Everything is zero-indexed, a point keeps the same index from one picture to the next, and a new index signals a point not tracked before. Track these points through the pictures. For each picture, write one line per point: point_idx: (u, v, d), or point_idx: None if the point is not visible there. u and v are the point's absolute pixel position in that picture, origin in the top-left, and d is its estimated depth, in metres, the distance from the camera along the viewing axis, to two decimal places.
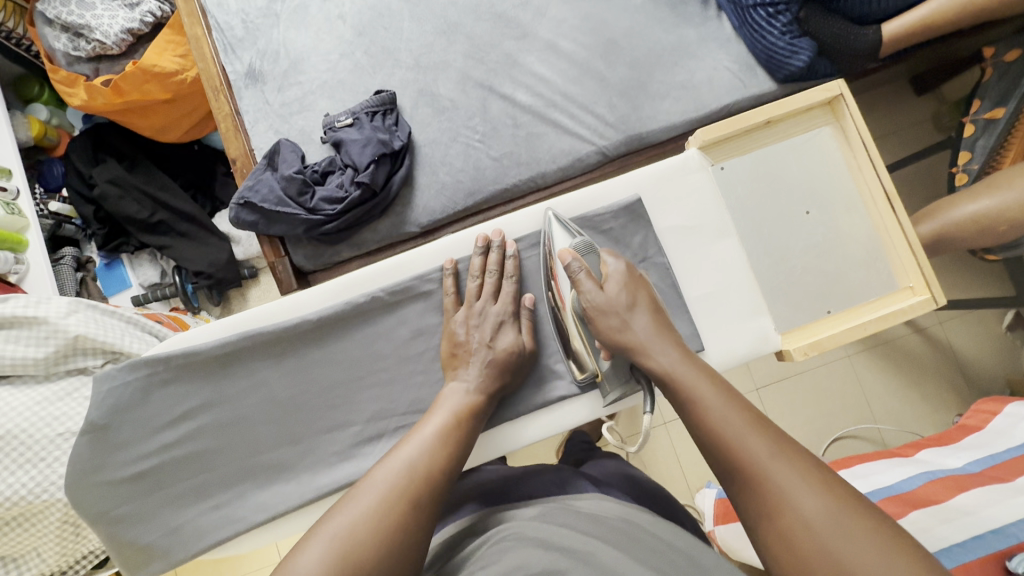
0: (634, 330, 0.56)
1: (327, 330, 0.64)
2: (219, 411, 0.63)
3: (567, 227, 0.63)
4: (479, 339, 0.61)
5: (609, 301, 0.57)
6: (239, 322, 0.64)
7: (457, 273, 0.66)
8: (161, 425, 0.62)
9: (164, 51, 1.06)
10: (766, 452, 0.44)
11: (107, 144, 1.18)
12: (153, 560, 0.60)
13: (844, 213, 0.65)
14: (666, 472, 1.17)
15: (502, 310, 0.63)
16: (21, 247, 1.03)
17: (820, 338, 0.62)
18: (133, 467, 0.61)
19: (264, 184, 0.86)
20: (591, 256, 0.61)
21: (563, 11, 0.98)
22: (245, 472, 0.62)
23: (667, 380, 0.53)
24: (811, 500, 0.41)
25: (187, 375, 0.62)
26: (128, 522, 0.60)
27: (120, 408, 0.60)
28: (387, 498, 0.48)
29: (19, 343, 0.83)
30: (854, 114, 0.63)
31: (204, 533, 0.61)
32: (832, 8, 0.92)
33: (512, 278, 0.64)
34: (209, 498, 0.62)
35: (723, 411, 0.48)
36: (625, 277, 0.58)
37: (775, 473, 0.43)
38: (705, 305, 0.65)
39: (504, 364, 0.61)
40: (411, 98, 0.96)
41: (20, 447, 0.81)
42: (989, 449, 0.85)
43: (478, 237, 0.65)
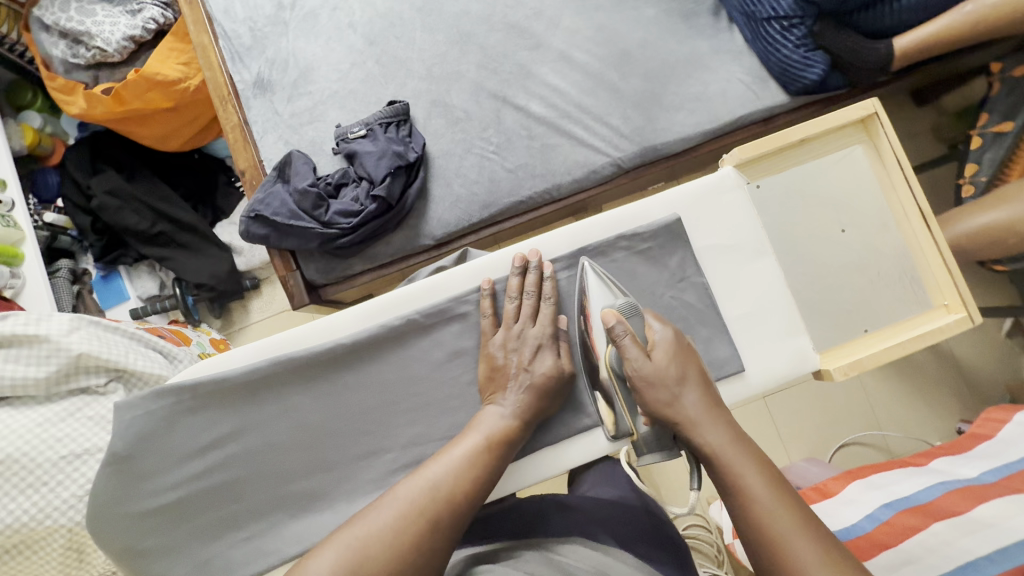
0: (685, 408, 0.54)
1: (358, 353, 0.62)
2: (249, 439, 0.60)
3: (607, 285, 0.62)
4: (517, 362, 0.60)
5: (657, 371, 0.55)
6: (271, 345, 0.63)
7: (494, 293, 0.64)
8: (188, 454, 0.59)
9: (167, 59, 1.03)
10: (774, 512, 0.48)
11: (105, 154, 1.15)
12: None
13: (879, 231, 0.65)
14: (677, 483, 1.17)
15: (541, 332, 0.61)
16: (16, 261, 1.00)
17: (858, 356, 0.61)
18: (160, 498, 0.59)
19: (276, 197, 0.85)
20: (636, 319, 0.59)
21: (576, 21, 0.98)
22: (278, 501, 0.60)
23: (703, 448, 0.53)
24: (816, 566, 0.45)
25: (214, 401, 0.60)
26: (155, 556, 0.58)
27: (145, 437, 0.58)
28: (407, 516, 0.48)
29: (20, 362, 0.81)
30: (889, 131, 0.63)
31: (235, 565, 0.59)
32: (845, 22, 0.92)
33: (550, 300, 0.63)
34: (241, 529, 0.60)
35: (756, 484, 0.50)
36: (674, 348, 0.56)
37: (801, 554, 0.45)
38: (744, 324, 0.64)
39: (543, 389, 0.59)
40: (424, 108, 0.94)
41: (22, 471, 0.78)
42: (1002, 459, 0.86)
43: (515, 257, 0.64)
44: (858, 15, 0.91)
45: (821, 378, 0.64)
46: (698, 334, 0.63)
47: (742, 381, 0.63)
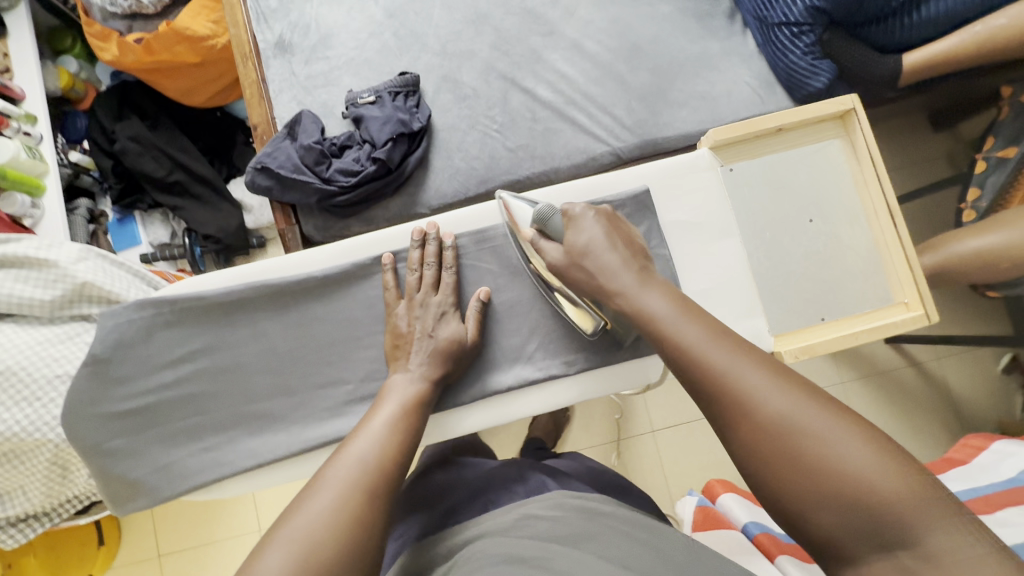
0: (596, 260, 0.56)
1: (331, 289, 0.66)
2: (219, 355, 0.64)
3: (526, 200, 0.65)
4: (420, 329, 0.62)
5: (574, 247, 0.58)
6: (247, 273, 0.65)
7: (395, 268, 0.66)
8: (161, 364, 0.63)
9: (198, 16, 1.08)
10: (728, 360, 0.44)
11: (130, 101, 1.20)
12: (139, 495, 0.61)
13: (846, 225, 0.67)
14: (648, 478, 1.21)
15: (443, 300, 0.64)
16: (38, 191, 1.05)
17: (811, 342, 0.63)
18: (130, 403, 0.62)
19: (283, 151, 0.88)
20: (556, 218, 0.61)
21: (591, 13, 1.00)
22: (239, 418, 0.63)
23: (629, 304, 0.52)
24: (782, 399, 0.41)
25: (190, 318, 0.63)
26: (118, 456, 0.61)
27: (124, 344, 0.62)
28: (345, 494, 0.47)
29: (28, 284, 0.85)
30: (865, 128, 0.65)
31: (191, 473, 0.62)
32: (855, 34, 0.92)
33: (452, 269, 0.65)
34: (201, 440, 0.63)
35: (681, 325, 0.48)
36: (595, 221, 0.59)
37: (741, 374, 0.43)
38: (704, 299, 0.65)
39: (446, 353, 0.61)
40: (435, 83, 0.97)
41: (18, 383, 0.82)
42: (973, 483, 0.86)
43: (414, 230, 0.66)
44: (870, 28, 0.91)
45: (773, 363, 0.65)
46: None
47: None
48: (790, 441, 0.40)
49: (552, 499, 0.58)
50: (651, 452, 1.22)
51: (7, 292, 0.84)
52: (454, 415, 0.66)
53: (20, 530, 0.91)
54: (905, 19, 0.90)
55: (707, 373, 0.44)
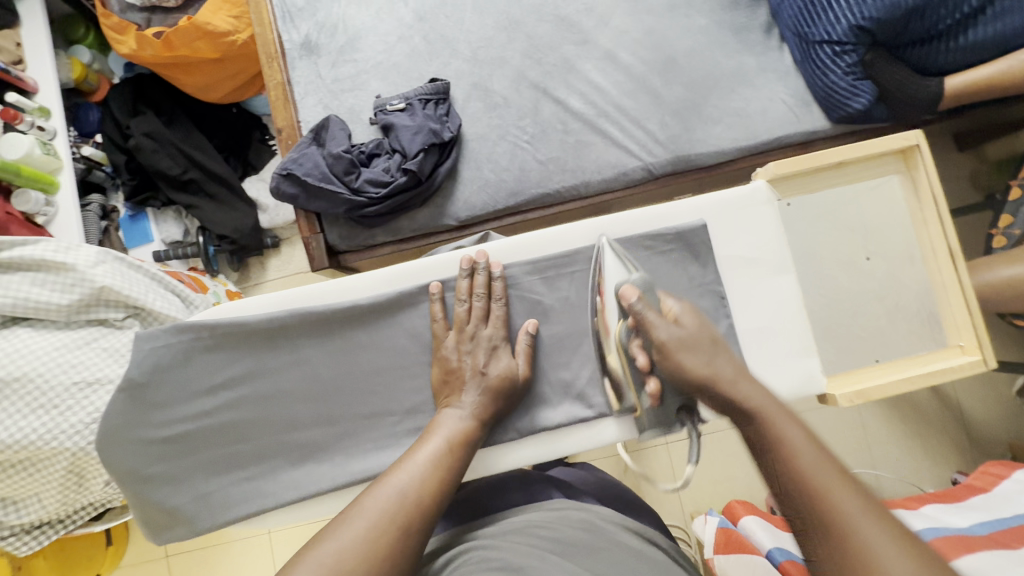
0: (718, 367, 0.53)
1: (374, 315, 0.64)
2: (259, 383, 0.62)
3: (621, 258, 0.64)
4: (471, 364, 0.60)
5: (692, 334, 0.55)
6: (287, 299, 0.64)
7: (443, 298, 0.64)
8: (200, 390, 0.61)
9: (220, 11, 1.04)
10: (853, 506, 0.42)
11: (147, 98, 1.16)
12: (178, 524, 0.60)
13: (902, 264, 0.67)
14: (662, 492, 1.21)
15: (493, 334, 0.62)
16: (52, 188, 1.02)
17: (865, 385, 0.62)
18: (169, 429, 0.61)
19: (309, 158, 0.86)
20: (651, 295, 0.59)
21: (626, 22, 0.98)
22: (279, 448, 0.62)
23: (753, 416, 0.50)
24: (905, 568, 0.38)
25: (230, 343, 0.62)
26: (157, 483, 0.60)
27: (162, 368, 0.60)
28: (377, 528, 0.46)
29: (44, 287, 0.83)
30: (929, 165, 0.63)
31: (232, 503, 0.61)
32: (897, 55, 0.90)
33: (501, 301, 0.63)
34: (240, 469, 0.61)
35: (812, 460, 0.45)
36: (691, 315, 0.58)
37: (873, 540, 0.40)
38: (757, 337, 0.64)
39: (498, 390, 0.60)
40: (465, 90, 0.95)
41: (36, 391, 0.80)
42: (996, 513, 0.86)
43: (462, 259, 0.64)
44: (913, 49, 0.89)
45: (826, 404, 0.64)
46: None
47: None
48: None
49: (559, 510, 0.57)
50: (667, 468, 1.22)
51: (23, 294, 0.82)
52: (506, 449, 0.65)
53: (34, 537, 0.89)
54: (950, 43, 0.88)
55: (832, 516, 0.42)
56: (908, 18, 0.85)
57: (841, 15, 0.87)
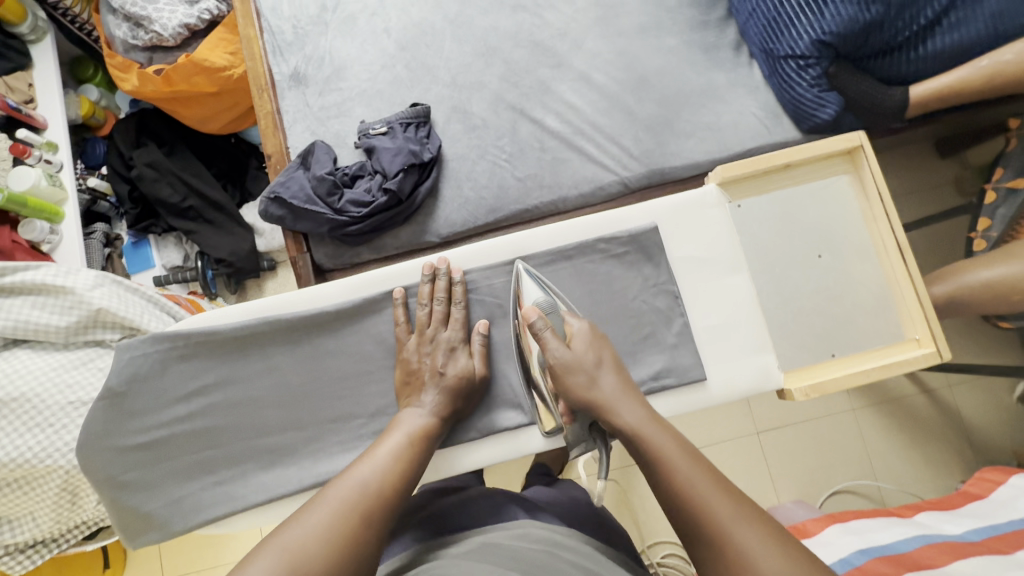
0: (601, 387, 0.58)
1: (342, 324, 0.67)
2: (231, 389, 0.65)
3: (539, 282, 0.67)
4: (431, 365, 0.64)
5: (576, 358, 0.59)
6: (258, 308, 0.67)
7: (406, 303, 0.68)
8: (176, 398, 0.65)
9: (217, 48, 1.10)
10: (726, 512, 0.48)
11: (149, 130, 1.23)
12: (151, 528, 0.62)
13: (855, 260, 0.68)
14: (658, 506, 1.20)
15: (453, 335, 0.66)
16: (57, 219, 1.07)
17: (820, 380, 0.64)
18: (144, 435, 0.64)
19: (296, 181, 0.90)
20: (555, 316, 0.64)
21: (599, 45, 1.02)
22: (252, 451, 0.65)
23: (631, 437, 0.56)
24: (771, 562, 0.45)
25: (204, 352, 0.65)
26: (132, 489, 0.62)
27: (139, 377, 0.63)
28: (341, 514, 0.49)
29: (44, 309, 0.87)
30: (872, 164, 0.66)
31: (204, 507, 0.63)
32: (861, 67, 0.93)
33: (461, 305, 0.67)
34: (213, 473, 0.64)
35: (688, 470, 0.52)
36: (589, 336, 0.61)
37: (740, 536, 0.47)
38: (712, 335, 0.67)
39: (456, 389, 0.64)
40: (445, 113, 0.99)
41: (32, 410, 0.83)
42: (990, 520, 0.84)
43: (425, 265, 0.68)
44: (875, 61, 0.92)
45: (784, 399, 0.66)
46: (665, 338, 0.67)
47: (702, 391, 0.66)
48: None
49: (522, 529, 0.60)
50: None
51: (23, 318, 0.86)
52: (469, 448, 0.69)
53: (28, 556, 0.91)
54: (911, 53, 0.91)
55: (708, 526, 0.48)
56: (867, 32, 0.88)
57: (803, 31, 0.90)
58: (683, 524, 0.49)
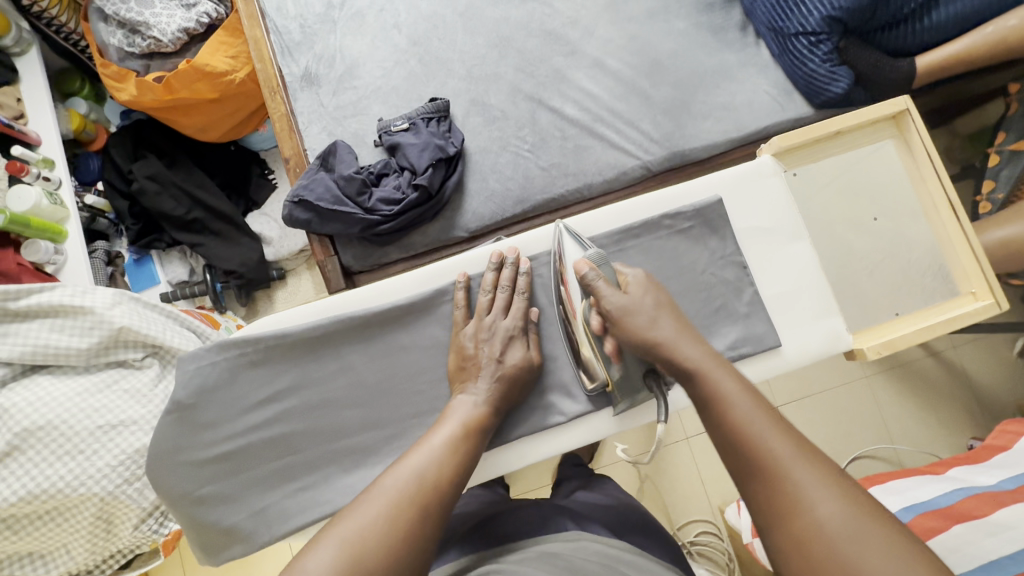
0: (661, 330, 0.58)
1: (413, 316, 0.68)
2: (307, 393, 0.65)
3: (579, 242, 0.66)
4: (488, 353, 0.63)
5: (634, 302, 0.60)
6: (328, 308, 0.68)
7: (469, 287, 0.68)
8: (248, 406, 0.63)
9: (217, 51, 1.07)
10: (787, 454, 0.46)
11: (147, 142, 1.19)
12: (235, 542, 0.61)
13: (907, 221, 0.72)
14: (690, 489, 1.21)
15: (512, 324, 0.65)
16: (60, 237, 1.02)
17: (892, 337, 0.66)
18: (219, 447, 0.62)
19: (319, 183, 0.87)
20: (607, 268, 0.63)
21: (610, 31, 1.02)
22: (331, 455, 0.64)
23: (694, 374, 0.55)
24: (830, 507, 0.42)
25: (276, 356, 0.64)
26: (212, 504, 0.61)
27: (208, 388, 0.62)
28: (395, 501, 0.49)
29: (63, 332, 0.83)
30: (920, 127, 0.69)
31: (289, 515, 0.62)
32: (869, 41, 0.96)
33: (523, 294, 0.67)
34: (295, 481, 0.63)
35: (747, 410, 0.50)
36: (645, 282, 0.61)
37: (800, 479, 0.44)
38: (780, 304, 0.69)
39: (513, 379, 0.63)
40: (463, 107, 0.98)
41: (60, 438, 0.80)
42: (1020, 468, 0.88)
43: (493, 253, 0.69)
44: (882, 34, 0.95)
45: (854, 360, 0.68)
46: (737, 308, 0.68)
47: (778, 356, 0.68)
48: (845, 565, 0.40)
49: (576, 542, 0.62)
50: (691, 462, 1.23)
51: (42, 341, 0.82)
52: (546, 438, 0.69)
53: None
54: (916, 25, 0.94)
55: (767, 468, 0.46)
56: (875, 5, 0.91)
57: (813, 8, 0.92)
58: (740, 462, 0.47)
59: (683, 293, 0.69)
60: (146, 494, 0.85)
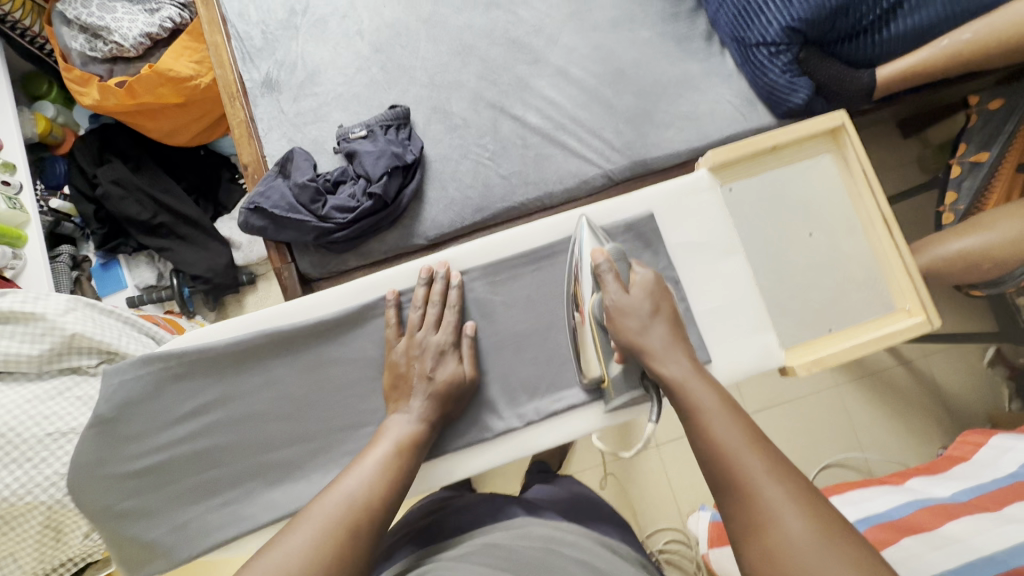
0: (651, 337, 0.58)
1: (340, 329, 0.69)
2: (232, 407, 0.66)
3: (596, 235, 0.68)
4: (420, 369, 0.65)
5: (633, 303, 0.59)
6: (255, 320, 0.69)
7: (399, 304, 0.70)
8: (172, 420, 0.65)
9: (181, 57, 1.07)
10: (761, 473, 0.47)
11: (114, 146, 1.18)
12: (156, 557, 0.63)
13: (843, 236, 0.72)
14: (657, 496, 1.21)
15: (443, 339, 0.67)
16: (19, 242, 1.02)
17: (822, 354, 0.68)
18: (140, 462, 0.64)
19: (276, 190, 0.88)
20: (622, 263, 0.64)
21: (574, 39, 1.02)
22: (255, 470, 0.66)
23: (675, 389, 0.55)
24: (799, 524, 0.43)
25: (200, 370, 0.66)
26: (132, 518, 0.63)
27: (131, 402, 0.64)
28: (326, 530, 0.49)
29: (14, 339, 0.83)
30: (855, 142, 0.70)
31: (210, 531, 0.64)
32: (829, 52, 0.96)
33: (454, 308, 0.69)
34: (219, 494, 0.65)
35: (722, 424, 0.51)
36: (652, 285, 0.61)
37: (771, 497, 0.45)
38: (713, 317, 0.70)
39: (445, 394, 0.64)
40: (425, 114, 0.98)
41: (8, 446, 0.79)
42: (975, 480, 0.88)
43: (422, 269, 0.70)
44: (841, 45, 0.95)
45: (786, 376, 0.69)
46: None
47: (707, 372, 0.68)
48: (795, 571, 0.41)
49: (522, 528, 0.61)
50: (658, 468, 1.23)
51: None
52: (483, 451, 0.70)
53: None
54: (875, 36, 0.94)
55: (743, 486, 0.47)
56: (833, 17, 0.91)
57: (772, 19, 0.92)
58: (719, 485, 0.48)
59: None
60: None
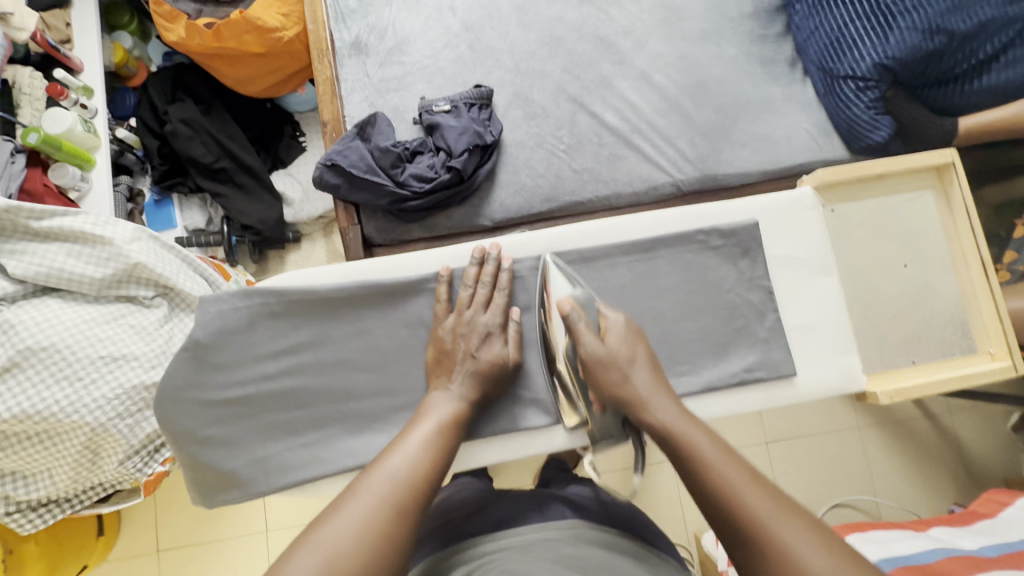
0: (635, 386, 0.60)
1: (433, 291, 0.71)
2: (323, 351, 0.69)
3: (567, 274, 0.71)
4: (465, 348, 0.66)
5: (609, 353, 0.62)
6: (357, 270, 0.72)
7: (451, 280, 0.71)
8: (263, 355, 0.67)
9: (270, 7, 1.07)
10: (745, 485, 0.49)
11: (187, 86, 1.19)
12: (233, 487, 0.66)
13: (936, 272, 0.76)
14: (667, 511, 1.21)
15: (491, 320, 0.67)
16: (87, 165, 1.02)
17: (905, 384, 0.70)
18: (224, 393, 0.66)
19: (354, 151, 0.88)
20: (591, 308, 0.67)
21: (662, 46, 1.03)
22: (339, 417, 0.69)
23: (649, 413, 0.58)
24: (792, 534, 0.46)
25: (295, 311, 0.69)
26: (211, 446, 0.65)
27: (225, 332, 0.66)
28: (376, 508, 0.48)
29: (80, 259, 0.83)
30: (962, 182, 0.73)
31: (289, 468, 0.67)
32: (914, 94, 0.97)
33: (504, 291, 0.69)
34: (299, 436, 0.68)
35: (701, 440, 0.54)
36: (624, 331, 0.64)
37: (760, 508, 0.47)
38: (802, 334, 0.73)
39: (487, 374, 0.65)
40: (506, 98, 0.99)
41: (63, 363, 0.79)
42: (1003, 537, 0.88)
43: (474, 248, 0.71)
44: (927, 90, 0.96)
45: (866, 400, 0.72)
46: (758, 332, 0.72)
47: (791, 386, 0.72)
48: None
49: (576, 530, 0.63)
50: (672, 481, 1.23)
51: (58, 264, 0.82)
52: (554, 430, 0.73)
53: (40, 515, 0.87)
54: (966, 85, 0.94)
55: (730, 501, 0.49)
56: (927, 61, 0.91)
57: (865, 53, 0.91)
58: (708, 506, 0.50)
59: (699, 308, 0.73)
60: (137, 431, 0.85)
